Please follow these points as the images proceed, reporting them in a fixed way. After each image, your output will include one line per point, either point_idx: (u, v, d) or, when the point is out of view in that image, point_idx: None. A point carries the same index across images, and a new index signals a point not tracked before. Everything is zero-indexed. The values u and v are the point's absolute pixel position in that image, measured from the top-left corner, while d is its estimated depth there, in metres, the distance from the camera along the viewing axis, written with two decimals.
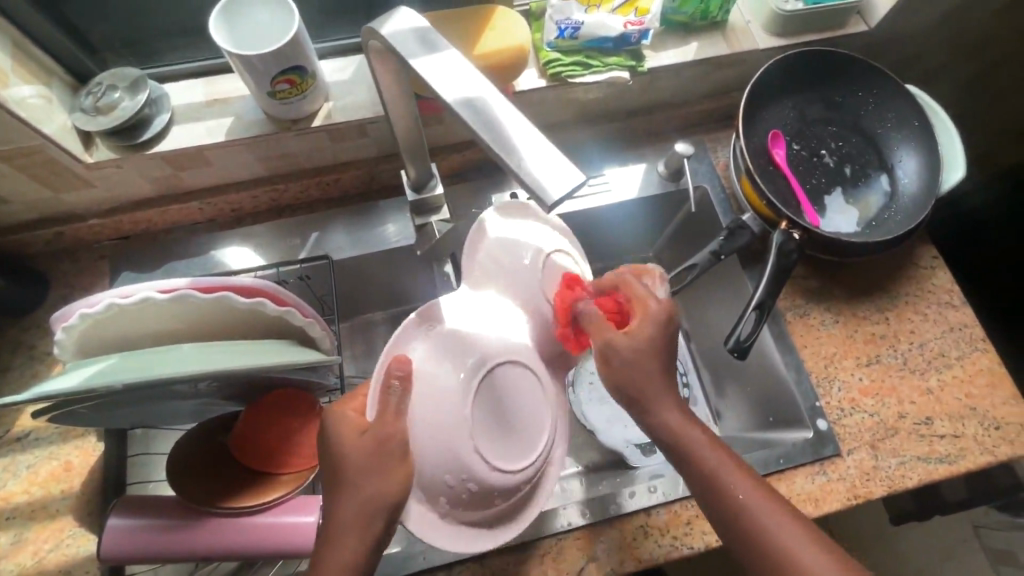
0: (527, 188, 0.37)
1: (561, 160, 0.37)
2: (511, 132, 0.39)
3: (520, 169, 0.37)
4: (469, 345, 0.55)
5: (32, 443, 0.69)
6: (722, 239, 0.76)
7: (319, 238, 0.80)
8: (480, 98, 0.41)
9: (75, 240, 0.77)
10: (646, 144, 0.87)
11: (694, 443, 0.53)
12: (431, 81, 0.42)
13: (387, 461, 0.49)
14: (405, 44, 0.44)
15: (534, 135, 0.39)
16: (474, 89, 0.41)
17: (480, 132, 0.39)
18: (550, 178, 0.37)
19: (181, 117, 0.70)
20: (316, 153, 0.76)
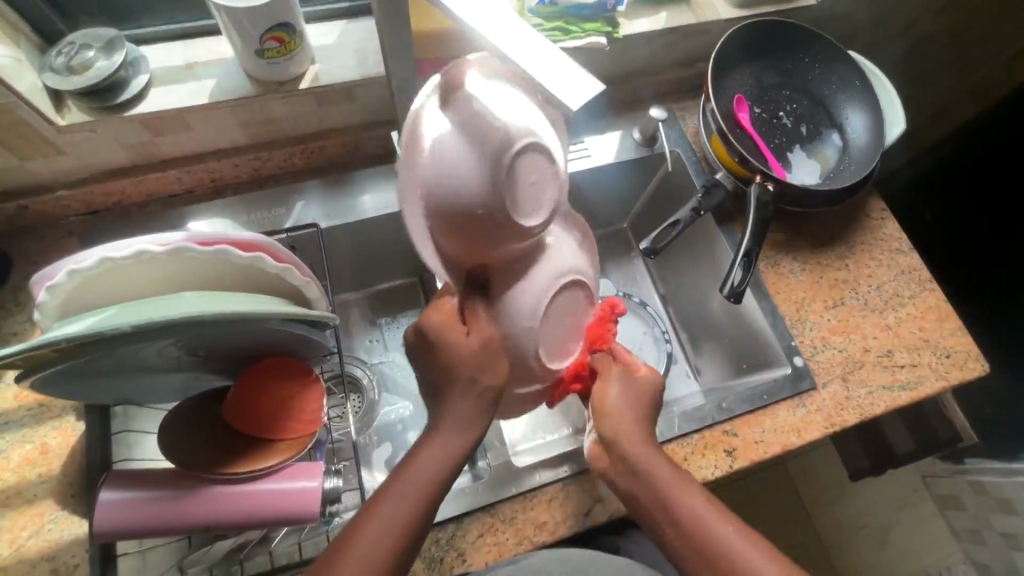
0: (554, 103, 0.39)
1: (579, 73, 0.39)
2: (530, 49, 0.40)
3: (543, 81, 0.39)
4: (480, 138, 0.42)
5: (2, 427, 0.65)
6: (700, 196, 0.82)
7: (302, 207, 0.79)
8: (496, 20, 0.42)
9: (39, 215, 0.73)
10: (620, 113, 0.92)
11: (652, 466, 0.54)
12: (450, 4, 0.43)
13: (492, 353, 0.52)
14: None
15: (552, 53, 0.40)
16: (489, 12, 0.42)
17: (502, 48, 0.40)
18: (573, 89, 0.38)
19: (161, 79, 0.68)
20: (300, 120, 0.76)
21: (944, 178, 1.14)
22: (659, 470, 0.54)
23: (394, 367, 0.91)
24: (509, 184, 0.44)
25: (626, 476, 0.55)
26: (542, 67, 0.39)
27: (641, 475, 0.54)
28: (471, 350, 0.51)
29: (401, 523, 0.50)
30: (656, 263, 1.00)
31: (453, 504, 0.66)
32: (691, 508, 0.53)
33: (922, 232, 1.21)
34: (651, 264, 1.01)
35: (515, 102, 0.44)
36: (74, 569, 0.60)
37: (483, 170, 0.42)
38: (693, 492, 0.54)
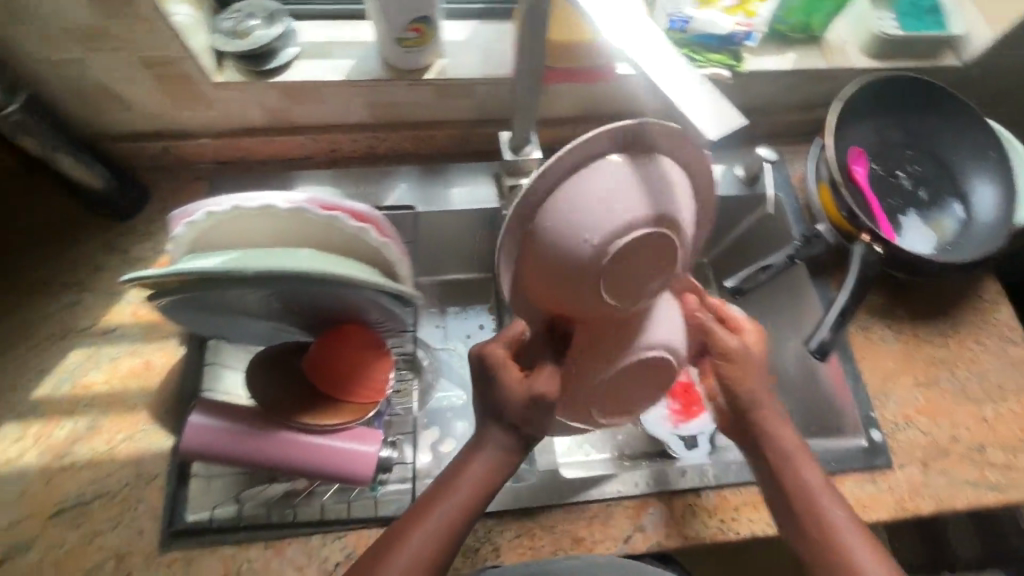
0: (691, 130, 0.39)
1: (722, 103, 0.39)
2: (674, 73, 0.41)
3: (684, 107, 0.39)
4: (582, 210, 0.43)
5: (117, 339, 0.72)
6: (798, 245, 0.80)
7: (404, 189, 0.83)
8: (644, 39, 0.42)
9: (178, 158, 0.81)
10: (726, 147, 0.90)
11: (775, 430, 0.60)
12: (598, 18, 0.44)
13: (544, 410, 0.52)
14: None
15: (695, 80, 0.40)
16: (637, 30, 0.43)
17: (646, 67, 0.41)
18: (713, 119, 0.39)
19: (306, 53, 0.74)
20: (420, 107, 0.80)
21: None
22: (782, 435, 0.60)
23: (455, 357, 0.93)
24: (597, 269, 0.44)
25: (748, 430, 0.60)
26: (685, 92, 0.40)
27: (766, 433, 0.59)
28: (519, 398, 0.52)
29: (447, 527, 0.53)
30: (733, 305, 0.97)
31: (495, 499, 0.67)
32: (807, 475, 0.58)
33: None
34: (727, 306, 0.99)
35: (640, 190, 0.44)
36: (152, 478, 0.66)
37: (568, 241, 0.43)
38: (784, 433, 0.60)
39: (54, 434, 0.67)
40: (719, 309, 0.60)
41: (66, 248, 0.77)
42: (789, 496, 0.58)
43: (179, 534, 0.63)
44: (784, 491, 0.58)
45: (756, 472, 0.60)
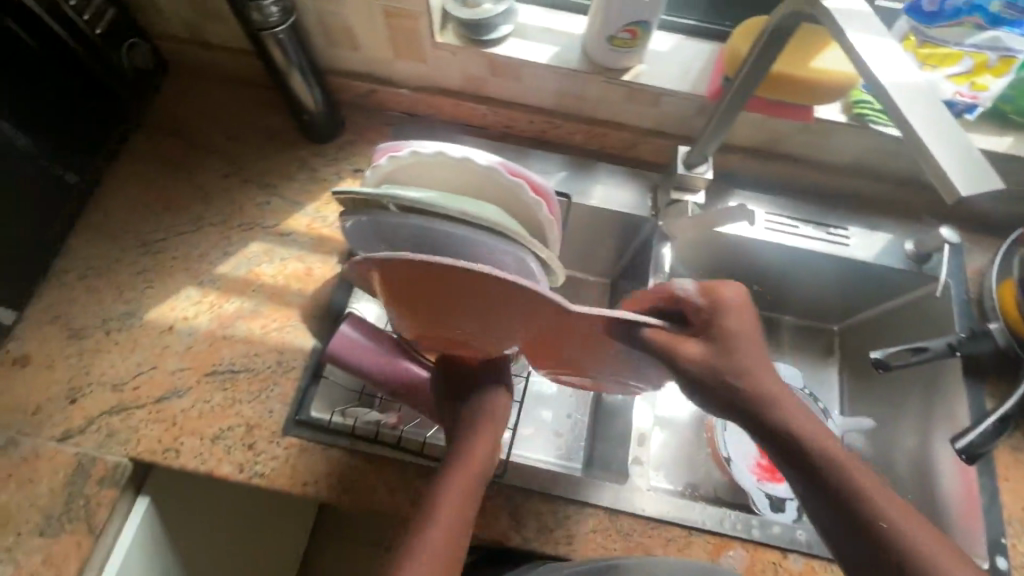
0: (941, 182, 0.39)
1: (982, 163, 0.39)
2: (935, 123, 0.41)
3: (940, 158, 0.39)
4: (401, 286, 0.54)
5: (290, 242, 0.82)
6: (965, 336, 0.74)
7: (565, 178, 0.86)
8: (909, 83, 0.43)
9: (377, 101, 0.90)
10: (900, 219, 0.86)
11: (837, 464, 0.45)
12: (865, 57, 0.45)
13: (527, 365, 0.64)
14: (844, 17, 0.47)
15: (956, 133, 0.40)
16: (904, 75, 0.43)
17: (907, 111, 0.41)
18: (969, 176, 0.39)
19: (519, 33, 0.79)
20: (603, 105, 0.82)
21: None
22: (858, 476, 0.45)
23: None
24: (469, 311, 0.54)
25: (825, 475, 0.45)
26: (945, 143, 0.40)
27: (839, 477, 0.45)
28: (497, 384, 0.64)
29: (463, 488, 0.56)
30: (858, 381, 0.92)
31: (584, 489, 0.69)
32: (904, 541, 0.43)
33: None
34: (848, 380, 0.94)
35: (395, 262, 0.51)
36: (291, 369, 0.74)
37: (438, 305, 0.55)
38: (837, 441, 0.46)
39: (224, 307, 0.77)
40: (712, 290, 0.51)
41: (269, 156, 0.87)
42: (857, 529, 0.44)
43: (302, 424, 0.70)
44: (849, 517, 0.44)
45: (806, 498, 0.47)
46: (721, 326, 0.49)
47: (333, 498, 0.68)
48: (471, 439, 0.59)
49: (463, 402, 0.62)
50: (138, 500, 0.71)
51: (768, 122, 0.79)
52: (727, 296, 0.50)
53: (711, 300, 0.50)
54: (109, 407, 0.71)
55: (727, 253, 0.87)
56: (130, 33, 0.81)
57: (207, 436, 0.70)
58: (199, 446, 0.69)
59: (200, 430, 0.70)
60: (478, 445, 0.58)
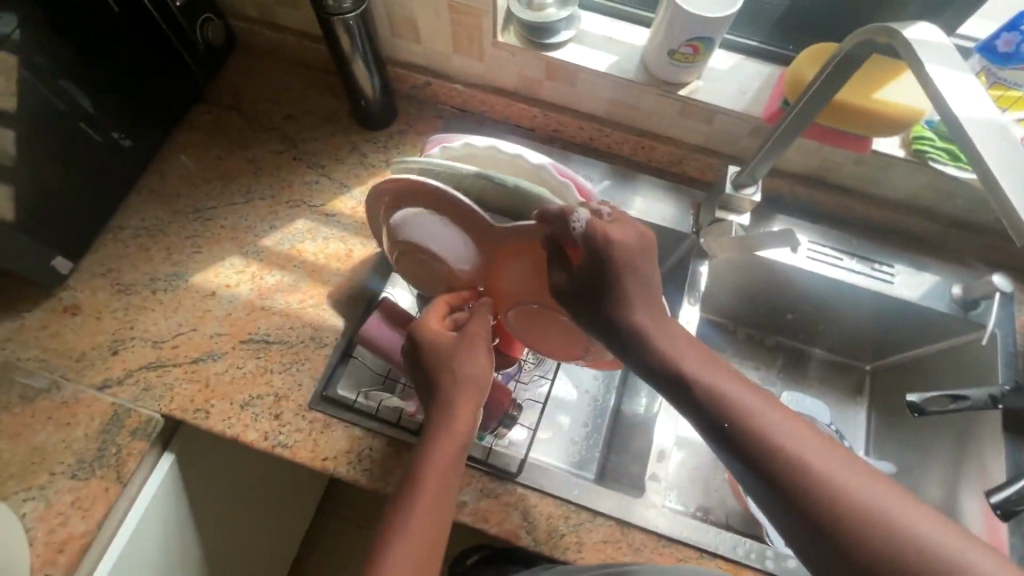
0: (1012, 223, 0.38)
1: None
2: (1013, 163, 0.40)
3: (1015, 198, 0.38)
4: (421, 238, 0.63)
5: (334, 223, 0.84)
6: (1010, 388, 0.71)
7: (608, 187, 0.86)
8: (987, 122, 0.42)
9: (432, 94, 0.91)
10: (951, 263, 0.83)
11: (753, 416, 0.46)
12: (943, 91, 0.44)
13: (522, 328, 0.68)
14: (923, 50, 0.47)
15: None
16: (983, 113, 0.42)
17: (982, 149, 0.41)
18: None
19: (580, 40, 0.80)
20: (655, 118, 0.82)
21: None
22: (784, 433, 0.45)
23: None
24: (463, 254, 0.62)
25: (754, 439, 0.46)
26: (1021, 183, 0.39)
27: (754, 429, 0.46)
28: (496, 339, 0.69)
29: (447, 457, 0.54)
30: (887, 424, 0.90)
31: (599, 499, 0.69)
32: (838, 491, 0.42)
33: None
34: (876, 421, 0.92)
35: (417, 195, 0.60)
36: (323, 346, 0.75)
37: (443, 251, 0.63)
38: (807, 439, 0.45)
39: (265, 279, 0.79)
40: (602, 230, 0.52)
41: (322, 137, 0.90)
42: (785, 487, 0.44)
43: (328, 401, 0.72)
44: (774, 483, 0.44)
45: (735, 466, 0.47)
46: (616, 277, 0.52)
47: (350, 476, 0.69)
48: (453, 405, 0.57)
49: (439, 367, 0.58)
50: (164, 456, 0.74)
51: (822, 150, 0.78)
52: (622, 238, 0.52)
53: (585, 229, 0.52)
54: (148, 363, 0.73)
55: (766, 278, 0.86)
56: (207, 7, 0.85)
57: (237, 402, 0.71)
58: (228, 410, 0.71)
59: (231, 395, 0.72)
60: (461, 413, 0.56)
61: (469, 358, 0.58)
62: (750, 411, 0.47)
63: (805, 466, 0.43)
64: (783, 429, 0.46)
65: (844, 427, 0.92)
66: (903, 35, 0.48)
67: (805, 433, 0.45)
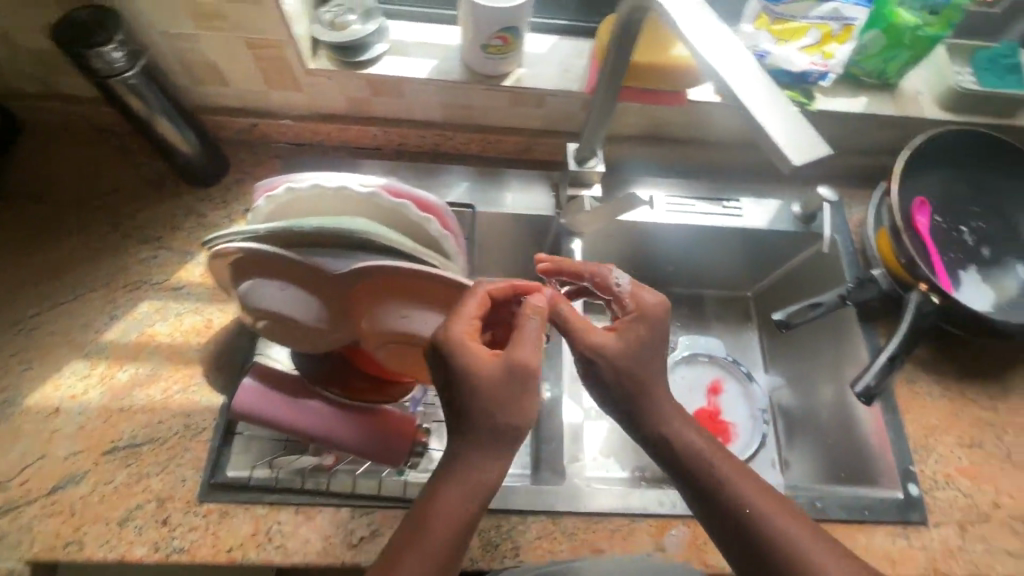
0: (775, 154, 0.41)
1: (808, 132, 0.41)
2: (762, 100, 0.43)
3: (771, 131, 0.42)
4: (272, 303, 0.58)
5: (184, 296, 0.77)
6: (851, 285, 0.79)
7: (466, 188, 0.85)
8: (735, 65, 0.45)
9: (261, 135, 0.86)
10: (785, 185, 0.91)
11: (739, 494, 0.52)
12: (694, 42, 0.47)
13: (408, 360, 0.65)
14: (671, 6, 0.49)
15: (783, 107, 0.43)
16: (730, 57, 0.46)
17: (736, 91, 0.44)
18: (797, 145, 0.41)
19: (395, 50, 0.78)
20: (490, 112, 0.82)
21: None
22: (760, 511, 0.51)
23: None
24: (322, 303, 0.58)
25: (733, 519, 0.52)
26: (772, 116, 0.42)
27: (735, 506, 0.52)
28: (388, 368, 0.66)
29: (468, 506, 0.49)
30: (774, 341, 0.97)
31: (526, 498, 0.69)
32: (803, 552, 0.50)
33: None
34: (765, 340, 0.99)
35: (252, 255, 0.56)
36: (200, 431, 0.69)
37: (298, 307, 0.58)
38: (786, 515, 0.52)
39: (117, 377, 0.71)
40: (639, 292, 0.58)
41: (149, 207, 0.82)
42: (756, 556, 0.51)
43: (218, 488, 0.66)
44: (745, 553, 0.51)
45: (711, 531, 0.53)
46: (650, 348, 0.56)
47: (261, 560, 0.64)
48: (477, 453, 0.49)
49: (475, 396, 0.49)
50: None
51: (650, 109, 0.82)
52: (655, 308, 0.57)
53: (631, 289, 0.59)
54: None
55: (637, 240, 0.90)
56: None
57: (113, 521, 0.64)
58: (103, 533, 0.63)
59: (104, 515, 0.64)
60: (497, 453, 0.50)
61: (518, 402, 0.50)
62: (744, 492, 0.52)
63: (785, 542, 0.50)
64: (767, 512, 0.51)
65: (740, 355, 0.99)
66: None
67: (783, 506, 0.52)
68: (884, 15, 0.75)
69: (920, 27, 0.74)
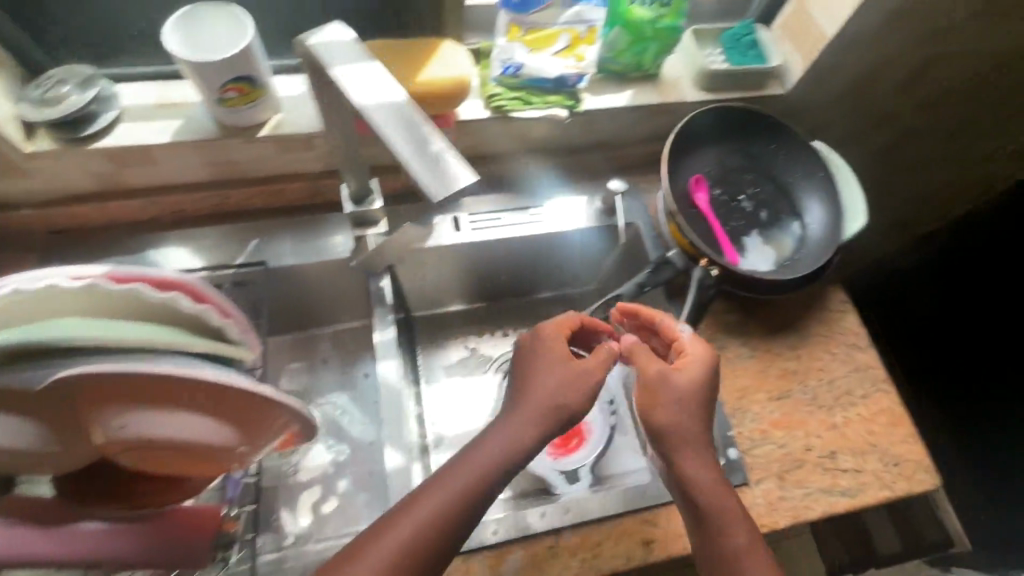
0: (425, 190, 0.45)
1: (453, 165, 0.45)
2: (412, 138, 0.47)
3: (418, 169, 0.45)
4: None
5: None
6: (648, 271, 0.81)
7: (258, 246, 0.80)
8: (387, 106, 0.48)
9: (5, 230, 0.76)
10: (585, 180, 0.93)
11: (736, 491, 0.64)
12: (348, 89, 0.49)
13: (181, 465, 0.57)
14: (334, 53, 0.51)
15: (432, 143, 0.46)
16: (382, 99, 0.48)
17: (388, 132, 0.46)
18: (442, 179, 0.45)
19: (130, 116, 0.72)
20: (261, 163, 0.78)
21: (927, 277, 1.22)
22: None
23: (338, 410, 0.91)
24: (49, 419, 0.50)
25: None
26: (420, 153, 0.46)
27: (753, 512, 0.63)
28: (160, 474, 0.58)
29: (473, 473, 0.59)
30: None
31: None
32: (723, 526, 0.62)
33: (897, 336, 1.32)
34: None
35: None
36: None
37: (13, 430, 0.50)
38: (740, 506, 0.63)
39: None
40: (684, 343, 0.69)
41: None
42: None
43: None
44: None
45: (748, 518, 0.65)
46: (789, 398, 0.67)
47: None
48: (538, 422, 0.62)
49: (526, 371, 0.66)
50: None
51: None
52: (696, 351, 0.68)
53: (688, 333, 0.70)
54: None
55: (454, 262, 0.89)
56: None
57: None
58: None
59: None
60: (531, 427, 0.62)
61: (576, 393, 0.63)
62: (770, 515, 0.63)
63: None
64: None
65: None
66: (309, 43, 0.51)
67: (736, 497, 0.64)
68: (619, 12, 0.77)
69: (656, 20, 0.78)
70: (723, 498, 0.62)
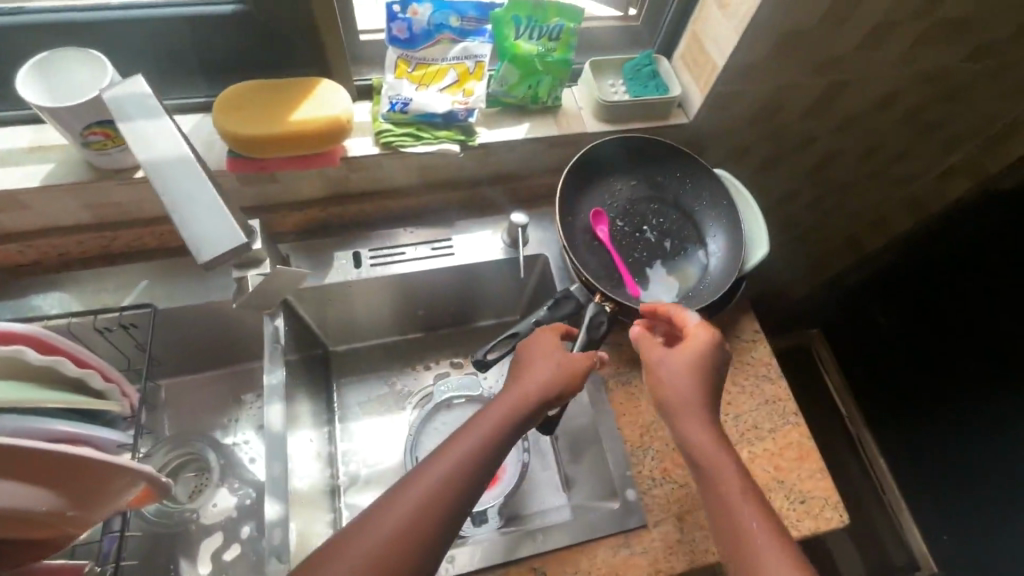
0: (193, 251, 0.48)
1: (224, 226, 0.49)
2: (191, 202, 0.49)
3: (190, 234, 0.48)
4: None
5: None
6: (546, 308, 0.77)
7: (147, 286, 0.80)
8: (166, 160, 0.49)
9: None
10: (492, 213, 0.92)
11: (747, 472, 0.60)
12: (131, 145, 0.49)
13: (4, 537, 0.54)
14: (120, 103, 0.50)
15: (209, 205, 0.49)
16: (159, 153, 0.49)
17: (161, 190, 0.49)
18: (211, 242, 0.48)
19: (0, 160, 0.70)
20: (145, 204, 0.77)
21: (934, 299, 1.25)
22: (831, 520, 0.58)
23: (245, 449, 0.88)
24: None
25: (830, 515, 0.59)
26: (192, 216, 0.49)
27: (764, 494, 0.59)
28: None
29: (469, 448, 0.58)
30: None
31: None
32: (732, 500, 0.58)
33: (907, 356, 1.34)
34: None
35: None
36: None
37: None
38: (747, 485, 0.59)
39: None
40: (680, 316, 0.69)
41: None
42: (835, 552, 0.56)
43: None
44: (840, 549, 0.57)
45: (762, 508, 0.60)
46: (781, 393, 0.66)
47: None
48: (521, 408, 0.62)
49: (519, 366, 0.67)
50: None
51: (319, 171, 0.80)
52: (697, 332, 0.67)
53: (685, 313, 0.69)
54: None
55: (359, 297, 0.88)
56: None
57: None
58: None
59: None
60: (514, 403, 0.62)
61: (546, 375, 0.64)
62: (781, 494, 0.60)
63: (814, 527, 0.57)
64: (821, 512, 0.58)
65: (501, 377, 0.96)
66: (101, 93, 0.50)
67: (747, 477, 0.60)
68: (505, 49, 0.78)
69: (545, 54, 0.79)
70: (734, 471, 0.60)
